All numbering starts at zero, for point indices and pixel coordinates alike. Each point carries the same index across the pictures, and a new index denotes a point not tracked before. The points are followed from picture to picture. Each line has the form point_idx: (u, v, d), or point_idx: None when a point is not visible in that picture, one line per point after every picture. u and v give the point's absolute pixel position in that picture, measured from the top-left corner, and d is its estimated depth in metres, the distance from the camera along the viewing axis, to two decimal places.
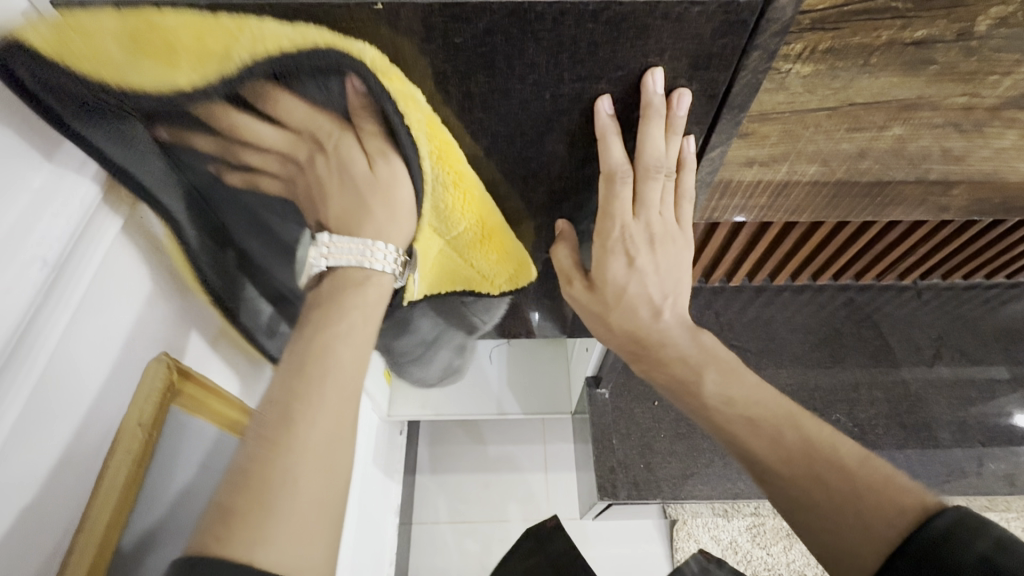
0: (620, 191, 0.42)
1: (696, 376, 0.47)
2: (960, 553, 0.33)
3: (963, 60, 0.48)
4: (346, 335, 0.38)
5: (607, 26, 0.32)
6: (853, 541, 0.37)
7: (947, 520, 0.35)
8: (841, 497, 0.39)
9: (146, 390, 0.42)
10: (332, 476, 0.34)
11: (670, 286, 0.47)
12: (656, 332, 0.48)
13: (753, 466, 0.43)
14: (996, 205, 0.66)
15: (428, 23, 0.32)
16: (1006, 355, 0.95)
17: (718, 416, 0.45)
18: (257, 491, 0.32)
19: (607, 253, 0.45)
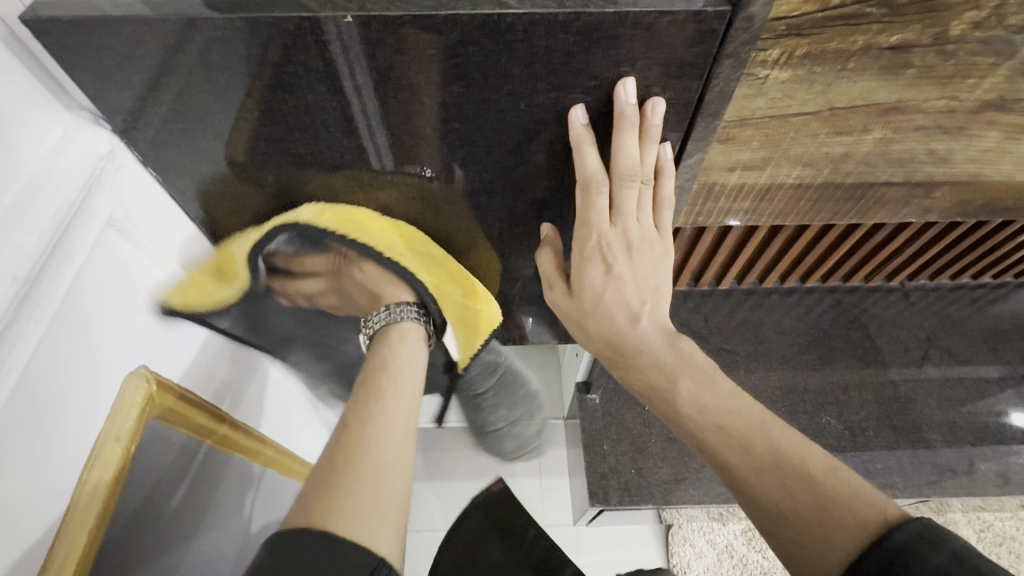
0: (596, 199, 0.42)
1: (671, 382, 0.46)
2: (917, 565, 0.33)
3: (940, 63, 0.48)
4: (394, 374, 0.47)
5: (578, 36, 0.32)
6: (816, 553, 0.38)
7: (908, 532, 0.35)
8: (804, 507, 0.39)
9: (127, 405, 0.41)
10: (392, 469, 0.41)
11: (648, 294, 0.47)
12: (633, 338, 0.47)
13: (724, 474, 0.43)
14: (979, 207, 0.66)
15: (402, 35, 0.32)
16: (995, 355, 0.96)
17: (691, 424, 0.45)
18: (339, 483, 0.39)
19: (584, 261, 0.46)
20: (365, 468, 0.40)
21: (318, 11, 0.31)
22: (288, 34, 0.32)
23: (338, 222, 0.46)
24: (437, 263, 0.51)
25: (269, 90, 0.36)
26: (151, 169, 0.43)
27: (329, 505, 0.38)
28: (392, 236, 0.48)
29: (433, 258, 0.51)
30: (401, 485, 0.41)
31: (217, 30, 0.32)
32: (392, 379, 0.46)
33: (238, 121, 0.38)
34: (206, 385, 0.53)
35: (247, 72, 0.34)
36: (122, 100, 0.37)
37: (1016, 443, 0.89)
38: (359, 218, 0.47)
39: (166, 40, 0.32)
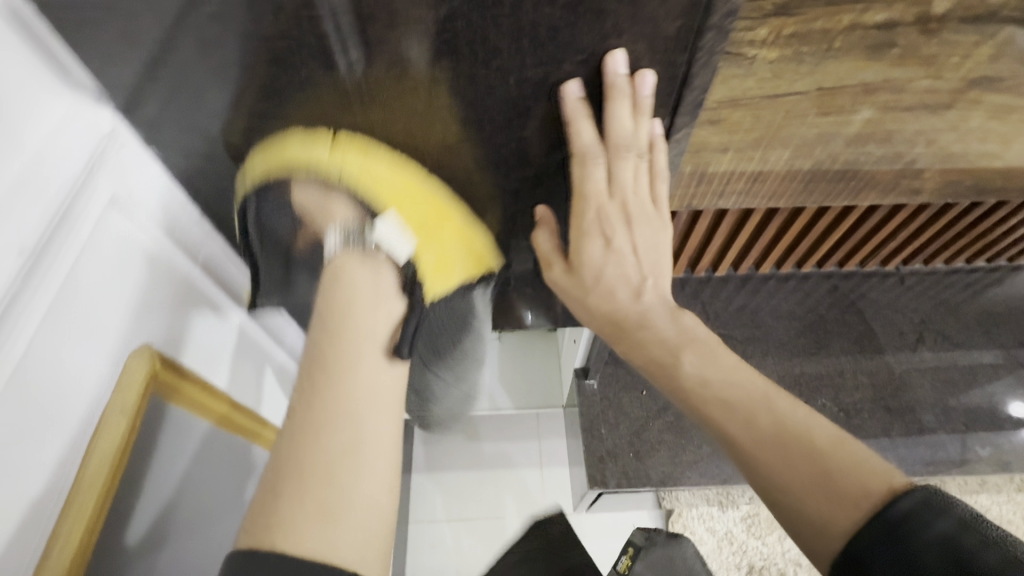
0: (592, 172, 0.44)
1: (674, 357, 0.47)
2: (921, 533, 0.34)
3: (924, 42, 0.49)
4: (347, 340, 0.43)
5: (564, 10, 0.33)
6: (822, 523, 0.39)
7: (913, 500, 0.36)
8: (808, 479, 0.40)
9: (127, 382, 0.43)
10: (346, 462, 0.39)
11: (649, 268, 0.49)
12: (635, 313, 0.49)
13: (728, 446, 0.44)
14: (970, 188, 0.67)
15: (392, 10, 0.33)
16: (989, 339, 0.97)
17: (695, 397, 0.46)
18: (291, 491, 0.38)
19: (583, 235, 0.47)
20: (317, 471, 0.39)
21: None
22: (283, 11, 0.33)
23: (269, 161, 0.43)
24: (388, 175, 0.45)
25: (265, 67, 0.37)
26: (155, 151, 0.44)
27: (281, 507, 0.37)
28: (326, 151, 0.43)
29: (386, 170, 0.45)
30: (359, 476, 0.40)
31: (214, 6, 0.33)
32: (341, 342, 0.43)
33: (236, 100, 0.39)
34: (206, 365, 0.54)
35: (243, 49, 0.35)
36: (122, 80, 0.37)
37: (1011, 425, 0.90)
38: (296, 148, 0.43)
39: (164, 19, 0.33)
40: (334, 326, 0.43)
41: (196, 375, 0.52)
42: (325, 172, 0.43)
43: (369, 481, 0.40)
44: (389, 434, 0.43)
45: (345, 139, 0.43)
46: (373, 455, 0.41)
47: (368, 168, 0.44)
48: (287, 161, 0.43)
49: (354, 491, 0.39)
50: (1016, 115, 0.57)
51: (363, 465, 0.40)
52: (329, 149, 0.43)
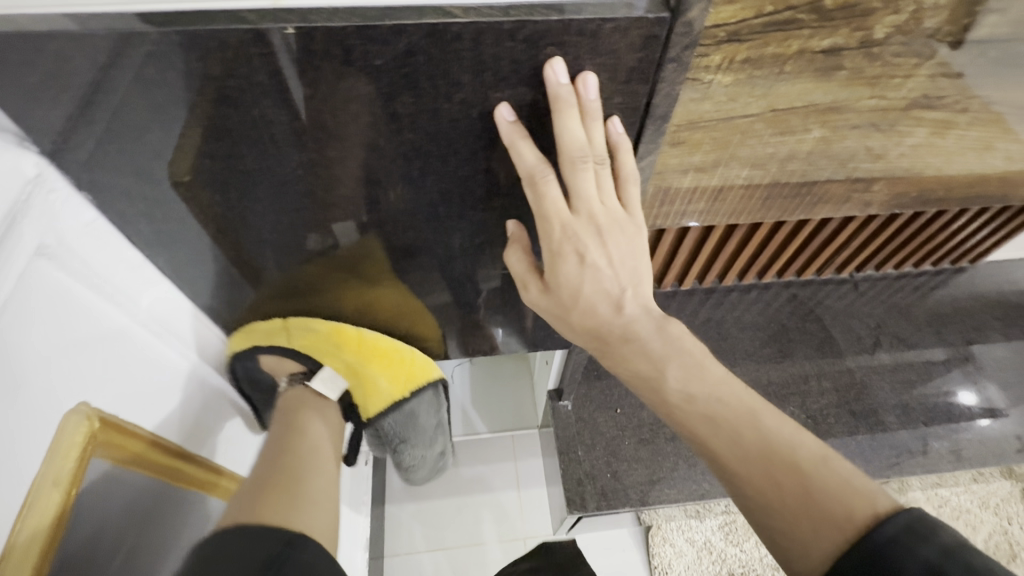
0: (547, 189, 0.39)
1: (659, 372, 0.46)
2: (905, 559, 0.34)
3: (868, 65, 0.51)
4: (312, 416, 0.61)
5: (525, 43, 0.33)
6: (805, 542, 0.38)
7: (897, 524, 0.35)
8: (792, 499, 0.40)
9: (66, 445, 0.39)
10: (306, 479, 0.54)
11: (627, 279, 0.44)
12: (619, 326, 0.46)
13: (712, 461, 0.43)
14: (915, 199, 0.71)
15: (346, 46, 0.31)
16: (940, 338, 1.01)
17: (679, 413, 0.45)
18: (271, 494, 0.51)
19: (554, 255, 0.43)
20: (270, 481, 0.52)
21: (258, 23, 0.30)
22: (226, 46, 0.31)
23: (240, 341, 0.60)
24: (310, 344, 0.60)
25: (211, 105, 0.35)
26: (87, 194, 0.41)
27: (264, 504, 0.49)
28: (280, 330, 0.60)
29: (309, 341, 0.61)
30: (316, 488, 0.54)
31: (152, 43, 0.31)
32: (300, 420, 0.61)
33: (183, 138, 0.37)
34: (157, 415, 0.51)
35: (184, 85, 0.33)
36: (51, 119, 0.35)
37: (964, 419, 0.94)
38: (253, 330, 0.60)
39: (98, 56, 0.31)
40: (290, 413, 0.61)
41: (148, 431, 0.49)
42: (277, 343, 0.60)
43: (320, 491, 0.54)
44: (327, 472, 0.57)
45: (290, 319, 0.60)
46: (320, 475, 0.56)
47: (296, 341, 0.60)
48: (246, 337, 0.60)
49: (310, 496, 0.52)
50: (952, 131, 0.61)
51: (313, 482, 0.54)
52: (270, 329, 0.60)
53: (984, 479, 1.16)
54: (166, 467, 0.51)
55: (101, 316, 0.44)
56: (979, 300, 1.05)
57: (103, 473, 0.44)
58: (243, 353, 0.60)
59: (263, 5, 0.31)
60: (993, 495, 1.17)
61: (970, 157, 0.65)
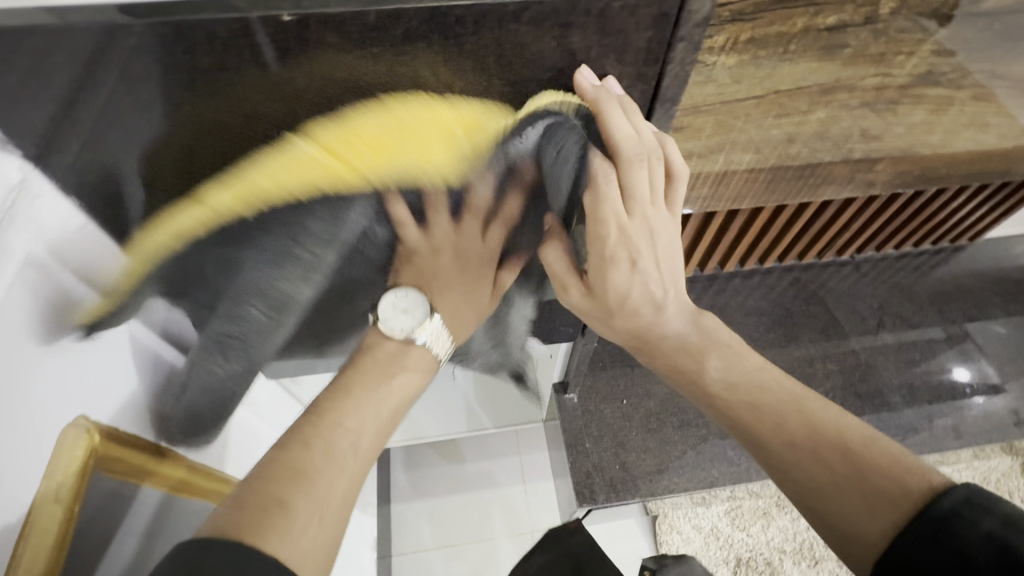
0: (605, 192, 0.41)
1: (699, 363, 0.48)
2: (968, 533, 0.34)
3: (873, 41, 0.50)
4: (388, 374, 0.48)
5: (530, 26, 0.31)
6: (859, 520, 0.39)
7: (955, 499, 0.36)
8: (843, 480, 0.40)
9: (64, 462, 0.38)
10: (326, 460, 0.40)
11: (664, 284, 0.46)
12: (658, 326, 0.49)
13: (756, 448, 0.45)
14: (917, 178, 0.70)
15: (342, 33, 0.30)
16: (941, 317, 1.01)
17: (720, 401, 0.47)
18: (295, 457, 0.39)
19: (606, 262, 0.44)
20: (280, 481, 0.38)
21: (248, 9, 0.29)
22: (213, 38, 0.30)
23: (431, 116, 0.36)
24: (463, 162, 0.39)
25: (202, 99, 0.33)
26: (77, 200, 0.38)
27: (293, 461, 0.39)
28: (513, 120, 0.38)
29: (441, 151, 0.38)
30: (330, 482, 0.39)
31: (147, 36, 0.29)
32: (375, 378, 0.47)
33: (177, 135, 0.36)
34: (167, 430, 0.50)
35: (178, 80, 0.32)
36: (30, 123, 0.33)
37: (966, 396, 0.95)
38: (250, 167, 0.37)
39: (88, 52, 0.30)
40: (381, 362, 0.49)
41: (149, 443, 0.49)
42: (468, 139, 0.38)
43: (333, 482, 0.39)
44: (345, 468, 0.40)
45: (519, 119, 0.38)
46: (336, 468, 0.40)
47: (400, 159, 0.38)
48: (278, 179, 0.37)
49: (325, 483, 0.39)
50: (955, 108, 0.60)
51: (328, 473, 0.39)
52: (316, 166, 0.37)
53: (985, 455, 1.17)
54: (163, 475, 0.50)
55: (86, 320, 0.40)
56: (979, 278, 1.05)
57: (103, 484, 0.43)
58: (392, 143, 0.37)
59: None
60: (994, 471, 1.18)
61: (970, 134, 0.64)
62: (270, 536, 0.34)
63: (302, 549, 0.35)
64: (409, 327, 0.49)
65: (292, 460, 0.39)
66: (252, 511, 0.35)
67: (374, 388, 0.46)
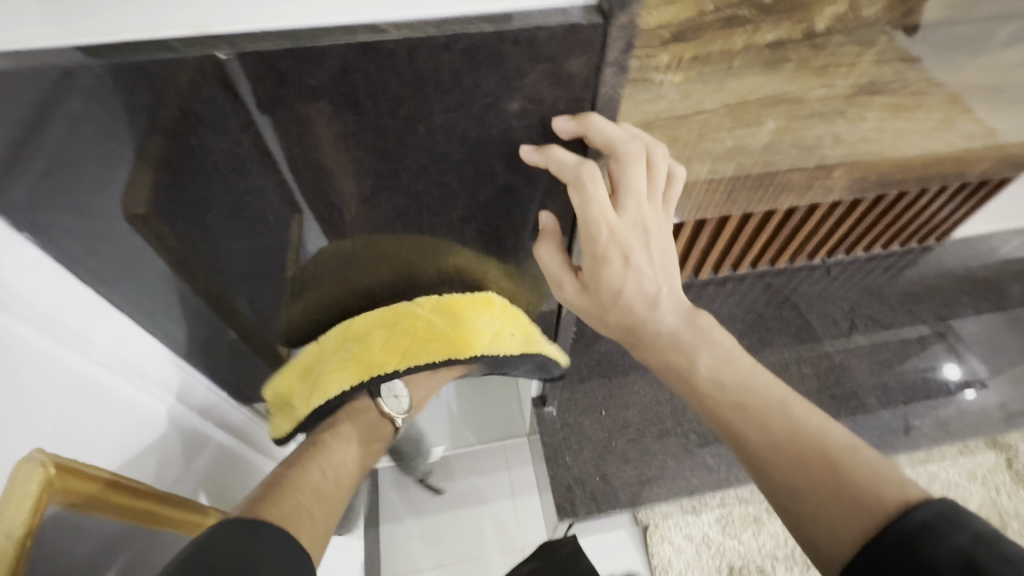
0: (594, 190, 0.40)
1: (690, 361, 0.47)
2: (937, 546, 0.33)
3: (814, 55, 0.52)
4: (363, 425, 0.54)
5: (462, 56, 0.33)
6: (833, 525, 0.38)
7: (927, 511, 0.34)
8: (822, 489, 0.39)
9: (18, 496, 0.35)
10: (312, 491, 0.44)
11: (652, 285, 0.45)
12: (653, 324, 0.47)
13: (741, 450, 0.44)
14: (875, 182, 0.72)
15: (278, 69, 0.32)
16: (913, 316, 1.03)
17: (710, 402, 0.46)
18: (284, 490, 0.43)
19: (599, 261, 0.43)
20: (301, 491, 0.44)
21: (184, 51, 0.30)
22: (151, 77, 0.31)
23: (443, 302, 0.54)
24: (496, 345, 0.54)
25: (149, 135, 0.34)
26: (28, 235, 0.38)
27: (286, 491, 0.43)
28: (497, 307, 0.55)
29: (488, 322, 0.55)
30: (320, 511, 0.43)
31: (91, 76, 0.30)
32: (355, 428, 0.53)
33: (129, 170, 0.36)
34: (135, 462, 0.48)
35: (126, 119, 0.33)
36: None
37: (942, 395, 0.96)
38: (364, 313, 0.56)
39: (38, 94, 0.31)
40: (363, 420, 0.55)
41: (127, 480, 0.46)
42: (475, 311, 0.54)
43: (322, 512, 0.44)
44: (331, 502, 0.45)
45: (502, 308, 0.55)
46: (321, 502, 0.44)
47: (463, 325, 0.53)
48: (361, 328, 0.54)
49: (313, 510, 0.43)
50: (903, 114, 0.62)
51: (316, 506, 0.44)
52: (406, 313, 0.53)
53: (970, 451, 1.17)
54: (141, 508, 0.48)
55: (39, 352, 0.39)
56: (948, 277, 1.07)
57: (60, 523, 0.40)
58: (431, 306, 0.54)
59: (192, 33, 0.30)
60: (981, 467, 1.18)
61: (923, 138, 0.66)
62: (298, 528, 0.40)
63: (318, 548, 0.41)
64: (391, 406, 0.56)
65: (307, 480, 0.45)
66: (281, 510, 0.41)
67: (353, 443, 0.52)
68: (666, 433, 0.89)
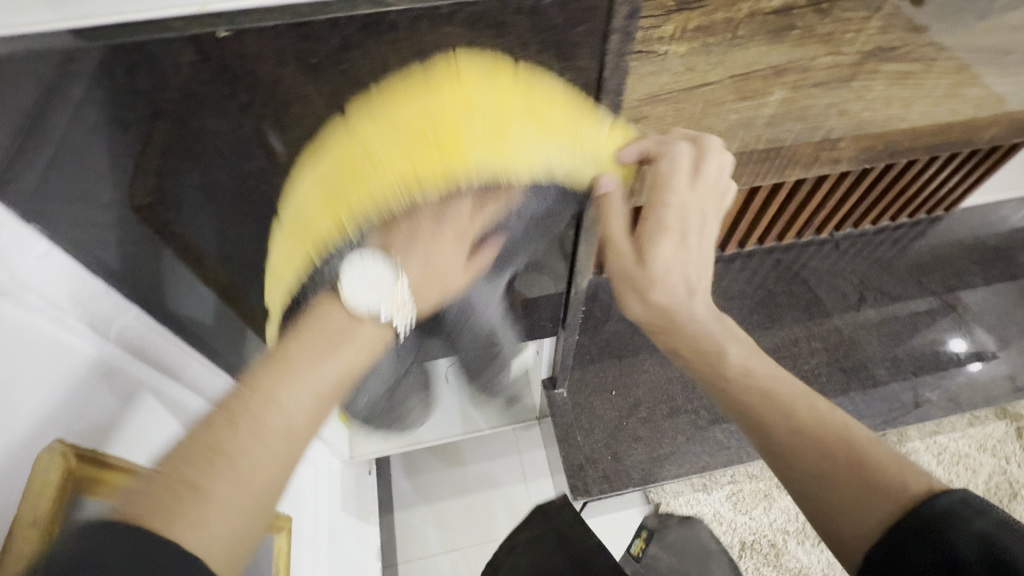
0: (674, 163, 0.44)
1: (719, 349, 0.48)
2: (960, 530, 0.32)
3: (820, 22, 0.51)
4: (315, 344, 0.38)
5: (463, 27, 0.33)
6: (856, 508, 0.37)
7: (952, 498, 0.34)
8: (845, 477, 0.39)
9: (39, 485, 0.37)
10: (213, 464, 0.33)
11: (691, 271, 0.48)
12: (685, 311, 0.49)
13: (761, 436, 0.44)
14: (882, 152, 0.71)
15: (280, 46, 0.31)
16: (923, 288, 1.02)
17: (735, 386, 0.46)
18: (184, 456, 0.33)
19: (661, 235, 0.46)
20: (185, 462, 0.32)
21: (185, 29, 0.29)
22: (150, 58, 0.30)
23: (400, 98, 0.34)
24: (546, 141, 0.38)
25: (151, 119, 0.34)
26: (38, 226, 0.38)
27: (178, 465, 0.32)
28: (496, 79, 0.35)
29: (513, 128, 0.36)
30: (214, 495, 0.32)
31: (90, 60, 0.30)
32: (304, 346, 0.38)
33: (133, 157, 0.36)
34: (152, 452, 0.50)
35: (129, 105, 0.33)
36: None
37: (953, 365, 0.95)
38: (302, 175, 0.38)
39: (39, 80, 0.31)
40: (338, 323, 0.40)
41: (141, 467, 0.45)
42: (467, 95, 0.35)
43: (227, 494, 0.32)
44: (253, 478, 0.34)
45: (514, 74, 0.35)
46: (227, 477, 0.33)
47: (458, 117, 0.35)
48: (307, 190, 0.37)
49: (215, 492, 0.32)
50: (912, 80, 0.60)
51: (214, 487, 0.32)
52: (359, 144, 0.35)
53: (980, 422, 1.17)
54: None
55: (53, 348, 0.41)
56: (958, 247, 1.06)
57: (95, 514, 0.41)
58: (396, 112, 0.34)
59: (191, 10, 0.29)
60: (992, 438, 1.18)
61: (932, 105, 0.65)
62: (174, 519, 0.30)
63: (210, 540, 0.31)
64: (378, 301, 0.40)
65: (216, 436, 0.34)
66: (165, 487, 0.31)
67: (322, 362, 0.38)
68: (676, 412, 0.89)
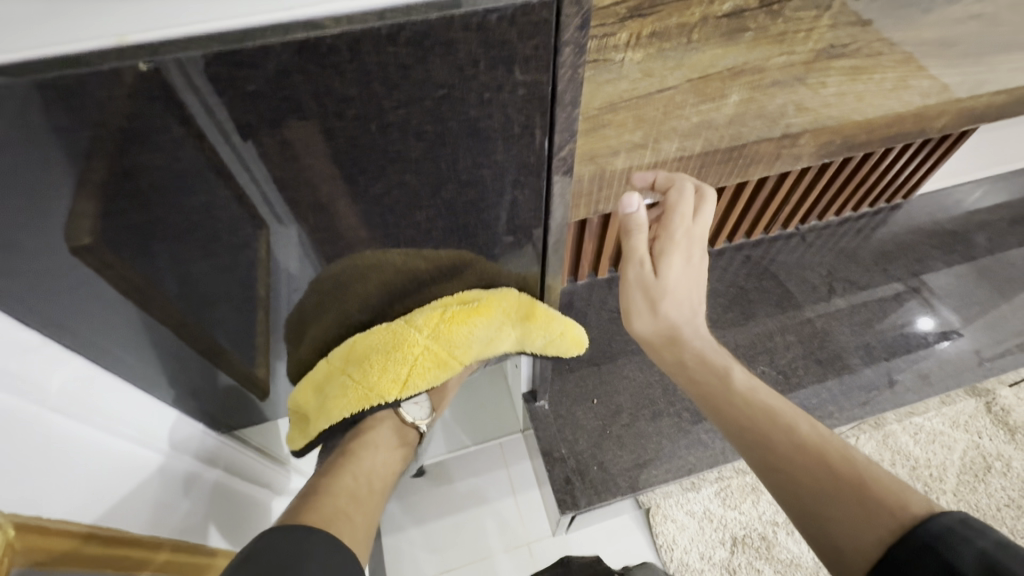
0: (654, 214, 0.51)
1: (725, 368, 0.53)
2: (957, 547, 0.33)
3: (771, 22, 0.52)
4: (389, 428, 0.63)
5: (409, 47, 0.31)
6: (858, 527, 0.39)
7: (948, 517, 0.35)
8: (844, 495, 0.42)
9: None
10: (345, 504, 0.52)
11: (690, 303, 0.54)
12: (694, 337, 0.55)
13: (767, 452, 0.47)
14: (842, 146, 0.72)
15: (211, 73, 0.29)
16: (888, 275, 1.05)
17: (745, 400, 0.51)
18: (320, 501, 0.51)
19: (674, 251, 0.51)
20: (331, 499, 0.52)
21: (101, 63, 0.28)
22: (71, 94, 0.28)
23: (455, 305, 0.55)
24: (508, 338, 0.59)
25: (79, 159, 0.32)
26: None
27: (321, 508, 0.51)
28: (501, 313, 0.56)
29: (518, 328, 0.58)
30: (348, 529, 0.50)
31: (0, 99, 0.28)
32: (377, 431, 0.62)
33: (59, 201, 0.33)
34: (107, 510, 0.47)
35: (51, 144, 0.30)
36: None
37: (920, 348, 0.97)
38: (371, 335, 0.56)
39: None
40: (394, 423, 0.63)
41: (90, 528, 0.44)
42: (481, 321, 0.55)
43: (354, 525, 0.51)
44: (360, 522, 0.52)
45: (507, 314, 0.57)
46: (352, 516, 0.52)
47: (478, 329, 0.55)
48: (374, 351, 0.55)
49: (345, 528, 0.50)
50: (864, 75, 0.61)
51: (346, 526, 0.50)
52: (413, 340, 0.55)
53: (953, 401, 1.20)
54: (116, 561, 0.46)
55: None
56: (918, 233, 1.09)
57: None
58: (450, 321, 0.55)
59: (107, 43, 0.27)
60: (965, 415, 1.21)
61: (885, 97, 0.66)
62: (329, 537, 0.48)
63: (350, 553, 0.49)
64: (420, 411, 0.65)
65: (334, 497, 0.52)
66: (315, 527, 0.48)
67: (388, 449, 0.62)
68: (657, 416, 0.89)
